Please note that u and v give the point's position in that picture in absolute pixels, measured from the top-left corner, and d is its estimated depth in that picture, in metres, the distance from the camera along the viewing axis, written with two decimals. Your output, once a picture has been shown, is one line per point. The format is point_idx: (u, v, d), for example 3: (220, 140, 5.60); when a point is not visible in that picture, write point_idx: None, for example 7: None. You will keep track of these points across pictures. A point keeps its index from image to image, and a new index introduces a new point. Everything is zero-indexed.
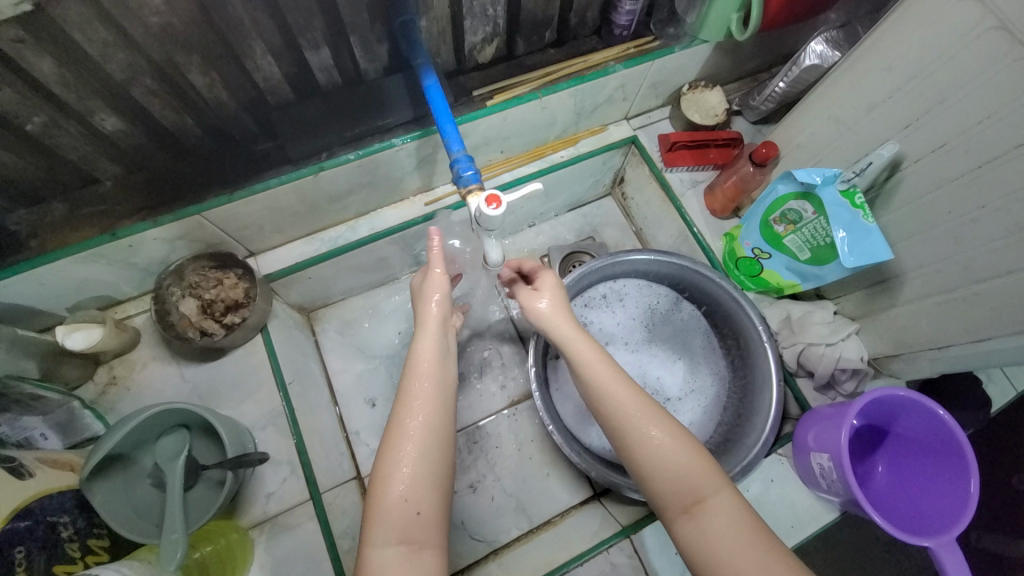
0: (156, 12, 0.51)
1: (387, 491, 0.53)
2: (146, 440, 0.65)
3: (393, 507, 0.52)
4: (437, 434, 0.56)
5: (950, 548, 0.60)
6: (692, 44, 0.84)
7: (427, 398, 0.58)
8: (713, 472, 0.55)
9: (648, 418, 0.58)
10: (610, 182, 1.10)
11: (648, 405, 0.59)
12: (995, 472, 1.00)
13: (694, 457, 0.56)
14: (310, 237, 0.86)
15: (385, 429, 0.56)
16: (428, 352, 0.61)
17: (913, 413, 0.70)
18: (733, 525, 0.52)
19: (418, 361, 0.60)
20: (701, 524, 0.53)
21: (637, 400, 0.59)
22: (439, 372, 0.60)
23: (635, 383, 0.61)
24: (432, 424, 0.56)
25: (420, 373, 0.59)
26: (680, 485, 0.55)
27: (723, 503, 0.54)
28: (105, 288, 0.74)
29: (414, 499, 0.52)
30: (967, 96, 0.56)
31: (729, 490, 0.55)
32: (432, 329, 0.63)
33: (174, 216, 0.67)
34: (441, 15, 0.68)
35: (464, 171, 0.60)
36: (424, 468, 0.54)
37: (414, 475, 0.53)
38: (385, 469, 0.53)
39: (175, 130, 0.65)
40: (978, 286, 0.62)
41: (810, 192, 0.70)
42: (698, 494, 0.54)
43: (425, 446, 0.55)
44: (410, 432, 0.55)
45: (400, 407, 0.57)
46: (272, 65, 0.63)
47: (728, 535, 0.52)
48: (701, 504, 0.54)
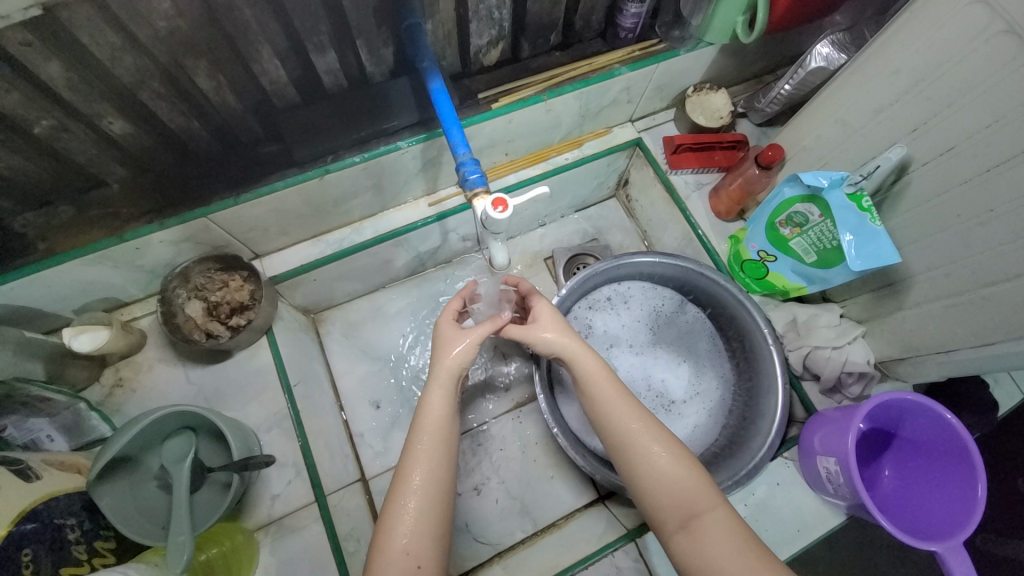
0: (163, 17, 0.51)
1: (390, 542, 0.54)
2: (153, 442, 0.66)
3: (396, 559, 0.53)
4: (439, 493, 0.57)
5: (957, 554, 0.60)
6: (697, 47, 0.84)
7: (431, 453, 0.58)
8: (708, 488, 0.56)
9: (648, 435, 0.60)
10: (614, 185, 1.10)
11: (648, 422, 0.61)
12: (1001, 475, 1.00)
13: (690, 472, 0.57)
14: (315, 240, 0.86)
15: (393, 477, 0.58)
16: (437, 410, 0.61)
17: (920, 417, 0.70)
18: (728, 539, 0.52)
19: (427, 417, 0.60)
20: (698, 539, 0.53)
21: (636, 415, 0.61)
22: (448, 432, 0.60)
23: (635, 399, 0.63)
24: (434, 480, 0.57)
25: (427, 426, 0.60)
26: (677, 499, 0.56)
27: (717, 519, 0.54)
28: (112, 290, 0.75)
29: (415, 554, 0.53)
30: (975, 99, 0.56)
31: (724, 506, 0.55)
32: (442, 382, 0.63)
33: (180, 219, 0.67)
34: (446, 19, 0.68)
35: (470, 175, 0.60)
36: (425, 522, 0.55)
37: (416, 533, 0.54)
38: (391, 519, 0.55)
39: (182, 133, 0.65)
40: (986, 290, 0.62)
41: (817, 195, 0.70)
42: (694, 509, 0.55)
43: (429, 506, 0.56)
44: (415, 486, 0.56)
45: (406, 458, 0.59)
46: (278, 69, 0.63)
47: (721, 550, 0.52)
48: (698, 519, 0.54)
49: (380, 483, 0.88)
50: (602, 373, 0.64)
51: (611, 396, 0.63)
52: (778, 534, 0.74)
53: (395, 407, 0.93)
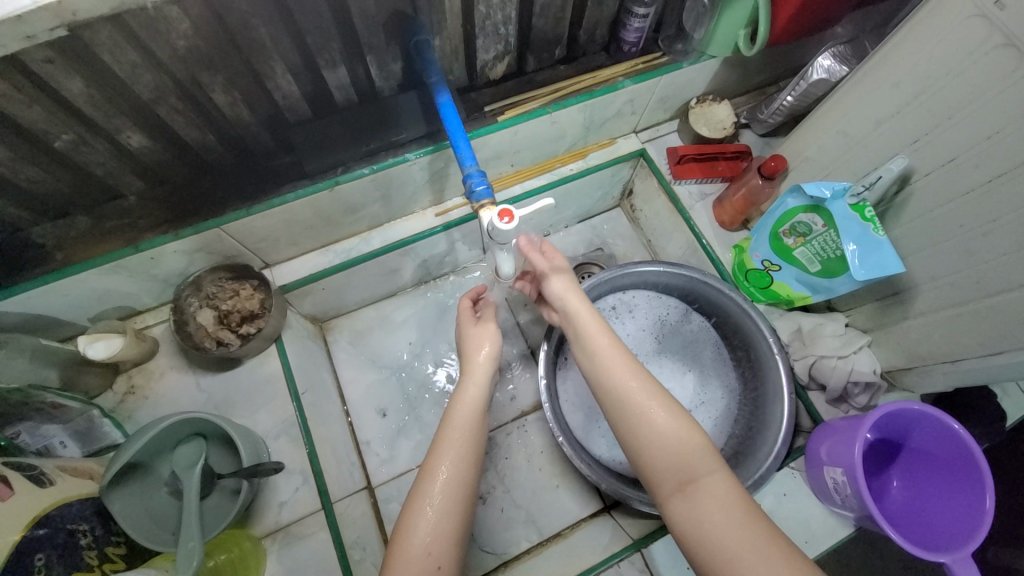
0: (182, 35, 0.53)
1: (410, 540, 0.53)
2: (164, 449, 0.67)
3: (416, 559, 0.52)
4: (462, 493, 0.57)
5: (967, 566, 0.59)
6: (700, 60, 0.85)
7: (460, 452, 0.58)
8: (711, 456, 0.55)
9: (646, 397, 0.58)
10: (619, 195, 1.11)
11: (646, 385, 0.59)
12: (1014, 488, 0.99)
13: (688, 435, 0.56)
14: (324, 250, 0.88)
15: (418, 476, 0.57)
16: (469, 407, 0.62)
17: (927, 428, 0.69)
18: (727, 506, 0.51)
19: (458, 413, 0.61)
20: (694, 502, 0.52)
21: (634, 377, 0.60)
22: (477, 429, 0.61)
23: (634, 361, 0.62)
24: (460, 480, 0.57)
25: (459, 423, 0.60)
26: (673, 462, 0.55)
27: (716, 485, 0.53)
28: (126, 298, 0.76)
29: (436, 554, 0.53)
30: (976, 111, 0.57)
31: (724, 472, 0.54)
32: (478, 378, 0.64)
33: (194, 229, 0.69)
34: (453, 35, 0.69)
35: (477, 186, 0.61)
36: (448, 522, 0.55)
37: (438, 533, 0.54)
38: (410, 519, 0.55)
39: (197, 146, 0.67)
40: (991, 300, 0.62)
41: (821, 205, 0.71)
42: (692, 474, 0.54)
43: (453, 505, 0.55)
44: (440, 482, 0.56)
45: (434, 453, 0.59)
46: (291, 84, 0.65)
47: (720, 514, 0.51)
48: (694, 484, 0.53)
49: (386, 491, 0.88)
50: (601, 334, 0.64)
51: (610, 358, 0.61)
52: None
53: (402, 415, 0.94)
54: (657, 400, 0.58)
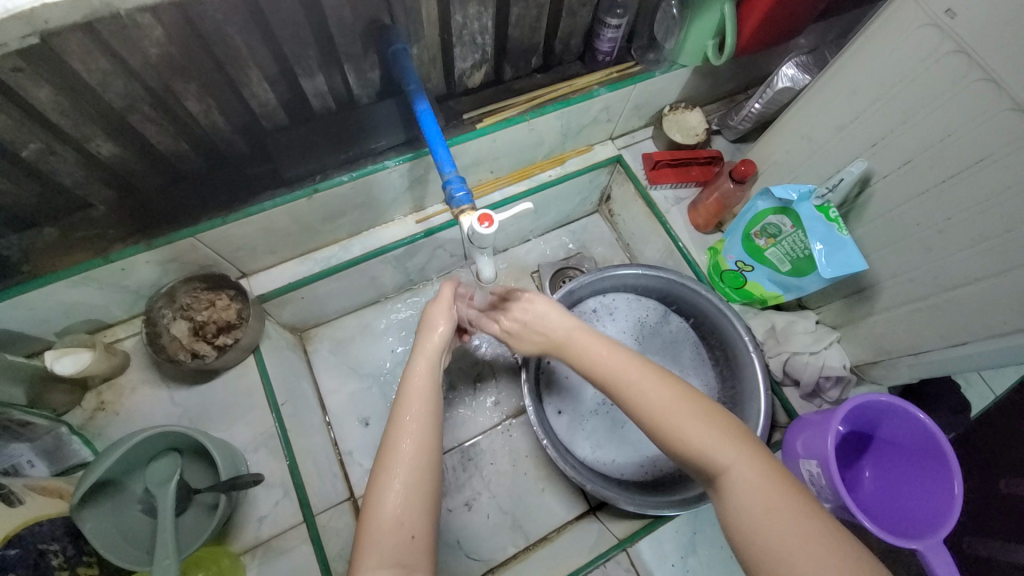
0: (155, 43, 0.52)
1: (378, 511, 0.53)
2: (136, 465, 0.64)
3: (387, 529, 0.52)
4: (425, 461, 0.56)
5: (938, 551, 0.62)
6: (671, 69, 0.88)
7: (421, 420, 0.58)
8: (730, 442, 0.52)
9: (663, 398, 0.56)
10: (597, 200, 1.13)
11: (660, 387, 0.57)
12: (982, 476, 1.03)
13: (707, 428, 0.53)
14: (303, 258, 0.87)
15: (378, 453, 0.57)
16: (422, 378, 0.62)
17: (895, 419, 0.72)
18: (754, 495, 0.48)
19: (412, 385, 0.61)
20: (727, 498, 0.50)
21: (649, 383, 0.58)
22: (433, 394, 0.61)
23: (644, 365, 0.60)
24: (421, 449, 0.57)
25: (414, 394, 0.60)
26: (697, 460, 0.52)
27: (741, 472, 0.50)
28: (96, 311, 0.74)
29: (408, 523, 0.52)
30: (927, 116, 0.60)
31: (746, 458, 0.51)
32: (427, 353, 0.65)
33: (167, 239, 0.68)
34: (431, 44, 0.71)
35: (456, 192, 0.62)
36: (415, 490, 0.54)
37: (406, 501, 0.53)
38: (376, 491, 0.54)
39: (170, 155, 0.66)
40: (948, 294, 0.65)
41: (788, 208, 0.74)
42: (714, 468, 0.52)
43: (419, 474, 0.55)
44: (403, 455, 0.56)
45: (392, 427, 0.58)
46: (268, 91, 0.65)
47: (749, 503, 0.48)
48: (722, 478, 0.51)
49: None
50: (607, 348, 0.62)
51: (620, 370, 0.60)
52: None
53: (384, 424, 0.93)
54: (670, 401, 0.56)
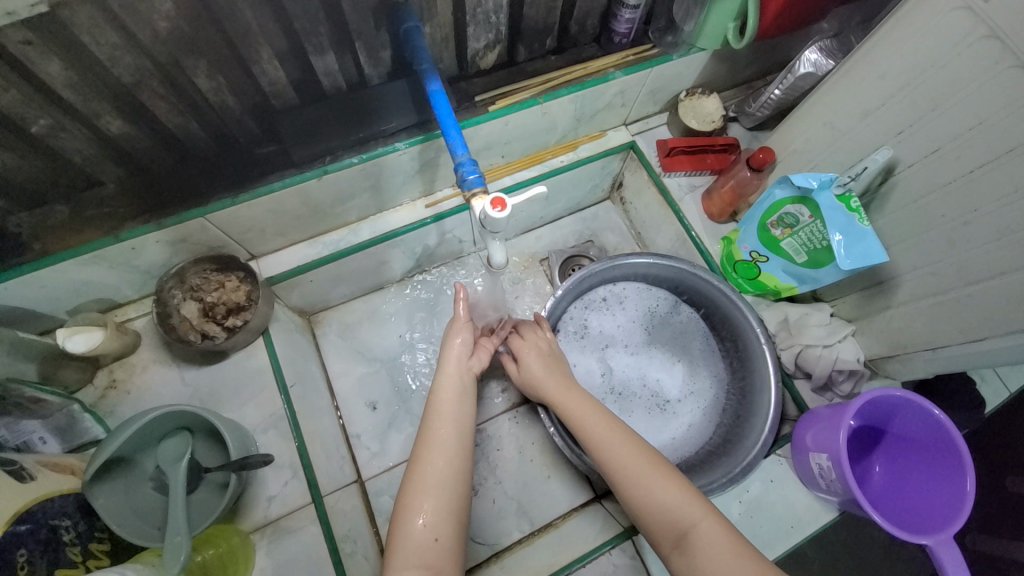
0: (164, 16, 0.51)
1: (409, 520, 0.58)
2: (148, 442, 0.65)
3: (416, 534, 0.57)
4: (451, 475, 0.61)
5: (948, 547, 0.61)
6: (690, 52, 0.85)
7: (445, 439, 0.64)
8: (696, 500, 0.58)
9: (634, 461, 0.62)
10: (609, 187, 1.11)
11: (635, 452, 0.63)
12: (990, 474, 1.02)
13: (675, 490, 0.59)
14: (313, 241, 0.86)
15: (408, 465, 0.63)
16: (450, 397, 0.68)
17: (909, 414, 0.71)
18: (719, 553, 0.54)
19: (440, 400, 0.67)
20: (689, 557, 0.55)
21: (624, 451, 0.64)
22: (459, 410, 0.67)
23: (623, 431, 0.66)
24: (449, 463, 0.62)
25: (442, 413, 0.66)
26: (666, 521, 0.58)
27: (706, 531, 0.56)
28: (106, 290, 0.74)
29: (434, 527, 0.58)
30: (958, 104, 0.58)
31: (710, 516, 0.57)
32: (451, 370, 0.71)
33: (177, 218, 0.67)
34: (444, 22, 0.69)
35: (468, 175, 0.61)
36: (441, 499, 0.59)
37: (434, 510, 0.59)
38: (408, 502, 0.59)
39: (180, 134, 0.65)
40: (970, 288, 0.64)
41: (808, 196, 0.72)
42: (682, 527, 0.57)
43: (445, 487, 0.60)
44: (432, 468, 0.61)
45: (423, 444, 0.64)
46: (278, 70, 0.64)
47: (713, 558, 0.54)
48: (687, 538, 0.56)
49: (377, 484, 0.87)
50: (590, 413, 0.69)
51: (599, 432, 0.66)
52: (772, 530, 0.76)
53: (392, 408, 0.93)
54: (640, 462, 0.62)
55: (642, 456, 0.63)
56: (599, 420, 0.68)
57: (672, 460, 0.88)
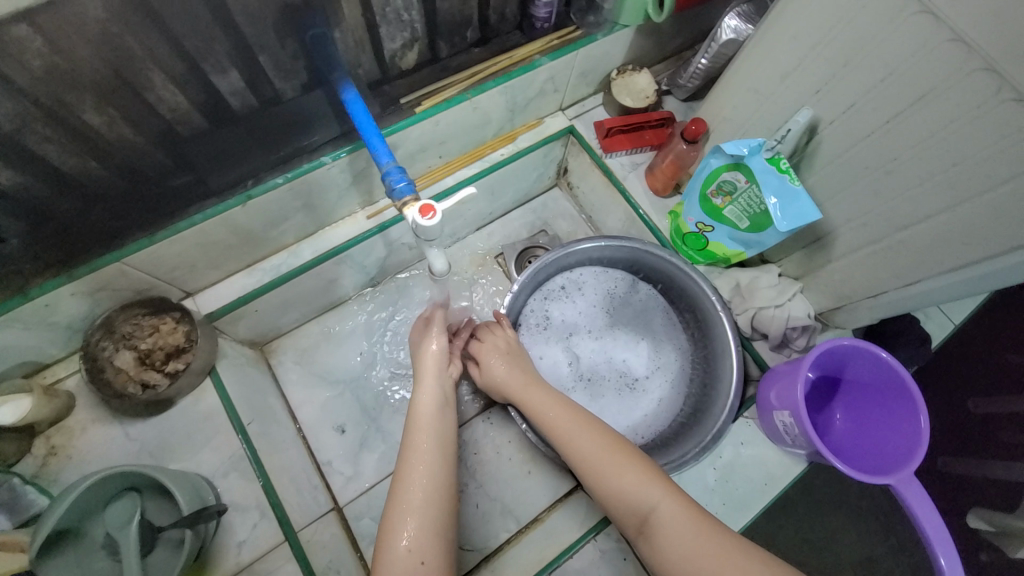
0: (34, 54, 0.47)
1: (394, 542, 0.57)
2: (93, 510, 0.61)
3: (401, 557, 0.56)
4: (436, 493, 0.61)
5: (910, 484, 0.64)
6: (613, 30, 0.85)
7: (427, 452, 0.63)
8: (655, 482, 0.60)
9: (599, 451, 0.64)
10: (555, 174, 1.10)
11: (602, 440, 0.65)
12: (952, 401, 1.08)
13: (636, 474, 0.61)
14: (251, 269, 0.82)
15: (391, 484, 0.62)
16: (434, 411, 0.67)
17: (860, 360, 0.74)
18: (680, 532, 0.56)
19: (420, 416, 0.67)
20: (652, 540, 0.57)
21: (591, 441, 0.65)
22: (440, 423, 0.66)
23: (588, 421, 0.68)
24: (432, 481, 0.61)
25: (422, 429, 0.65)
26: (629, 508, 0.60)
27: (666, 512, 0.58)
28: (27, 352, 0.69)
29: (419, 549, 0.57)
30: (869, 58, 0.59)
31: (669, 496, 0.59)
32: (430, 383, 0.70)
33: (90, 267, 0.63)
34: (354, 26, 0.65)
35: (397, 183, 0.59)
36: (426, 519, 0.59)
37: (418, 530, 0.58)
38: (392, 525, 0.58)
39: (81, 176, 0.60)
40: (901, 234, 0.66)
41: (741, 162, 0.72)
42: (644, 512, 0.59)
43: (428, 504, 0.60)
44: (414, 484, 0.61)
45: (404, 462, 0.63)
46: (178, 95, 0.59)
47: (678, 538, 0.56)
48: (649, 523, 0.58)
49: (356, 508, 0.85)
50: (556, 407, 0.70)
51: (568, 425, 0.67)
52: (748, 492, 0.79)
53: (362, 428, 0.91)
54: (604, 452, 0.63)
55: (607, 444, 0.64)
56: (564, 412, 0.69)
57: (647, 437, 0.89)
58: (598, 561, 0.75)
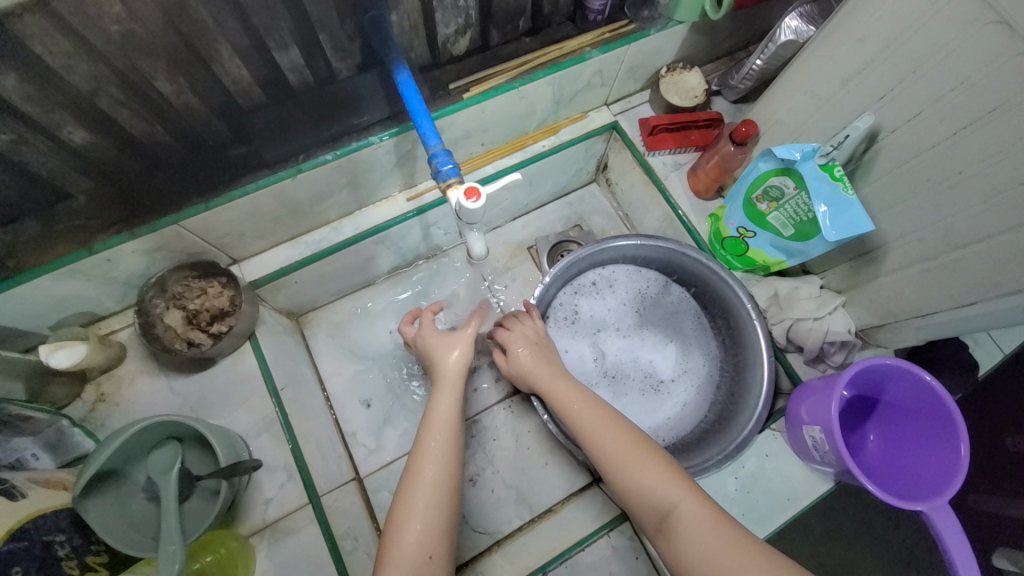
0: (115, 20, 0.49)
1: (401, 536, 0.58)
2: (137, 454, 0.65)
3: (409, 552, 0.57)
4: (446, 489, 0.61)
5: (944, 513, 0.61)
6: (667, 26, 0.83)
7: (441, 450, 0.64)
8: (678, 483, 0.60)
9: (622, 448, 0.63)
10: (594, 169, 1.09)
11: (625, 435, 0.64)
12: (991, 436, 1.03)
13: (659, 473, 0.61)
14: (294, 241, 0.85)
15: (402, 477, 0.63)
16: (447, 408, 0.67)
17: (900, 381, 0.71)
18: (701, 533, 0.56)
19: (436, 414, 0.67)
20: (672, 538, 0.57)
21: (614, 436, 0.65)
22: (455, 424, 0.67)
23: (612, 416, 0.67)
24: (442, 477, 0.62)
25: (436, 425, 0.66)
26: (650, 505, 0.60)
27: (688, 513, 0.57)
28: (86, 303, 0.73)
29: (427, 544, 0.58)
30: (940, 65, 0.56)
31: (692, 497, 0.58)
32: (451, 384, 0.69)
33: (150, 227, 0.67)
34: (411, 9, 0.66)
35: (443, 166, 0.60)
36: (436, 516, 0.59)
37: (426, 526, 0.59)
38: (400, 517, 0.59)
39: (146, 140, 0.63)
40: (959, 253, 0.63)
41: (790, 168, 0.71)
42: (665, 510, 0.59)
43: (439, 501, 0.60)
44: (427, 480, 0.61)
45: (418, 455, 0.64)
46: (241, 68, 0.61)
47: (699, 538, 0.55)
48: (669, 522, 0.58)
49: (375, 481, 0.88)
50: (583, 401, 0.69)
51: (592, 418, 0.67)
52: (769, 505, 0.77)
53: (387, 404, 0.93)
54: (626, 447, 0.63)
55: (631, 441, 0.64)
56: (589, 403, 0.69)
57: (668, 440, 0.88)
58: (610, 558, 0.74)
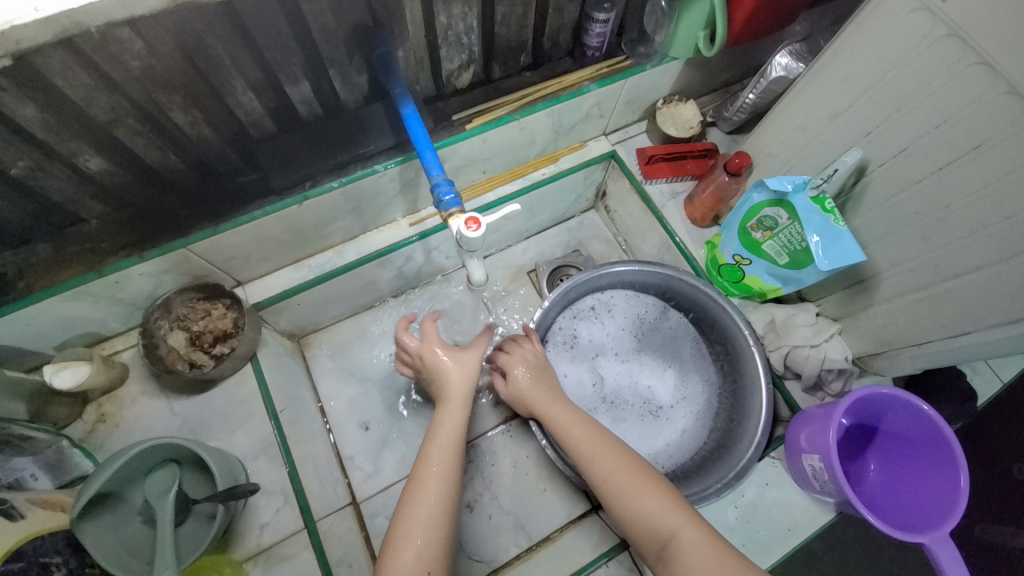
0: (136, 56, 0.52)
1: (399, 553, 0.58)
2: (135, 476, 0.65)
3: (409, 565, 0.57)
4: (448, 505, 0.62)
5: (946, 546, 0.60)
6: (662, 61, 0.86)
7: (443, 466, 0.64)
8: (677, 509, 0.60)
9: (621, 474, 0.63)
10: (593, 197, 1.12)
11: (624, 462, 0.65)
12: (997, 465, 1.02)
13: (658, 501, 0.60)
14: (299, 264, 0.87)
15: (403, 493, 0.63)
16: (450, 427, 0.68)
17: (898, 411, 0.71)
18: (700, 558, 0.55)
19: (438, 433, 0.67)
20: (671, 566, 0.57)
21: (614, 464, 0.64)
22: (457, 446, 0.67)
23: (612, 443, 0.67)
24: (444, 495, 0.62)
25: (439, 437, 0.67)
26: (650, 532, 0.59)
27: (687, 540, 0.57)
28: (92, 324, 0.75)
29: (426, 560, 0.58)
30: (924, 103, 0.59)
31: (689, 524, 0.58)
32: (456, 404, 0.70)
33: (160, 250, 0.68)
34: (417, 45, 0.69)
35: (444, 195, 0.62)
36: (434, 530, 0.59)
37: (427, 540, 0.59)
38: (400, 533, 0.59)
39: (158, 166, 0.66)
40: (950, 283, 0.64)
41: (783, 200, 0.72)
42: (663, 538, 0.58)
43: (439, 515, 0.61)
44: (427, 496, 0.61)
45: (419, 473, 0.64)
46: (253, 100, 0.64)
47: (698, 565, 0.55)
48: (668, 549, 0.58)
49: (371, 506, 0.87)
50: (581, 426, 0.70)
51: (591, 444, 0.67)
52: (770, 534, 0.76)
53: (384, 428, 0.93)
54: (625, 474, 0.63)
55: (629, 468, 0.64)
56: (588, 430, 0.69)
57: (668, 467, 0.88)
58: None
